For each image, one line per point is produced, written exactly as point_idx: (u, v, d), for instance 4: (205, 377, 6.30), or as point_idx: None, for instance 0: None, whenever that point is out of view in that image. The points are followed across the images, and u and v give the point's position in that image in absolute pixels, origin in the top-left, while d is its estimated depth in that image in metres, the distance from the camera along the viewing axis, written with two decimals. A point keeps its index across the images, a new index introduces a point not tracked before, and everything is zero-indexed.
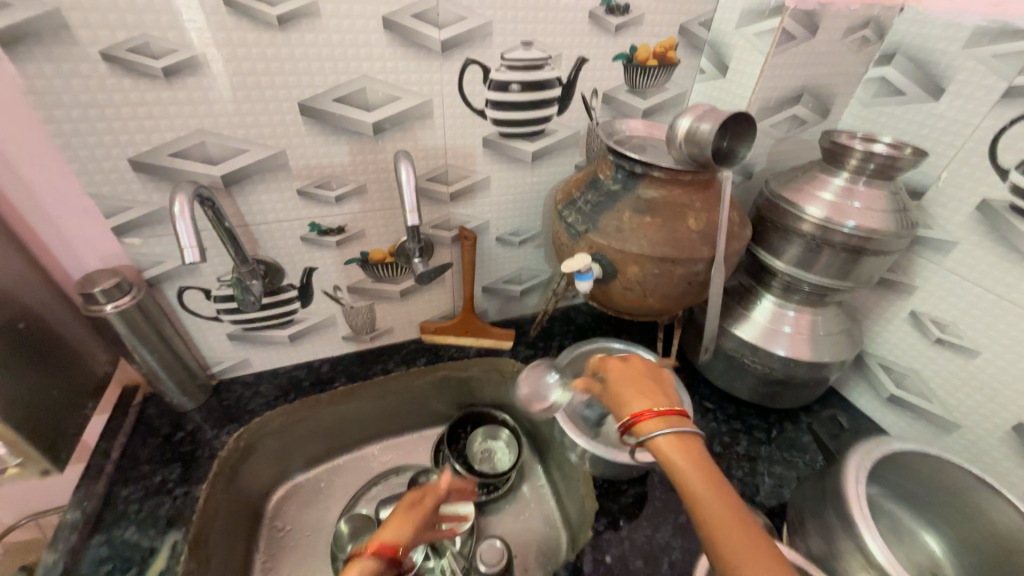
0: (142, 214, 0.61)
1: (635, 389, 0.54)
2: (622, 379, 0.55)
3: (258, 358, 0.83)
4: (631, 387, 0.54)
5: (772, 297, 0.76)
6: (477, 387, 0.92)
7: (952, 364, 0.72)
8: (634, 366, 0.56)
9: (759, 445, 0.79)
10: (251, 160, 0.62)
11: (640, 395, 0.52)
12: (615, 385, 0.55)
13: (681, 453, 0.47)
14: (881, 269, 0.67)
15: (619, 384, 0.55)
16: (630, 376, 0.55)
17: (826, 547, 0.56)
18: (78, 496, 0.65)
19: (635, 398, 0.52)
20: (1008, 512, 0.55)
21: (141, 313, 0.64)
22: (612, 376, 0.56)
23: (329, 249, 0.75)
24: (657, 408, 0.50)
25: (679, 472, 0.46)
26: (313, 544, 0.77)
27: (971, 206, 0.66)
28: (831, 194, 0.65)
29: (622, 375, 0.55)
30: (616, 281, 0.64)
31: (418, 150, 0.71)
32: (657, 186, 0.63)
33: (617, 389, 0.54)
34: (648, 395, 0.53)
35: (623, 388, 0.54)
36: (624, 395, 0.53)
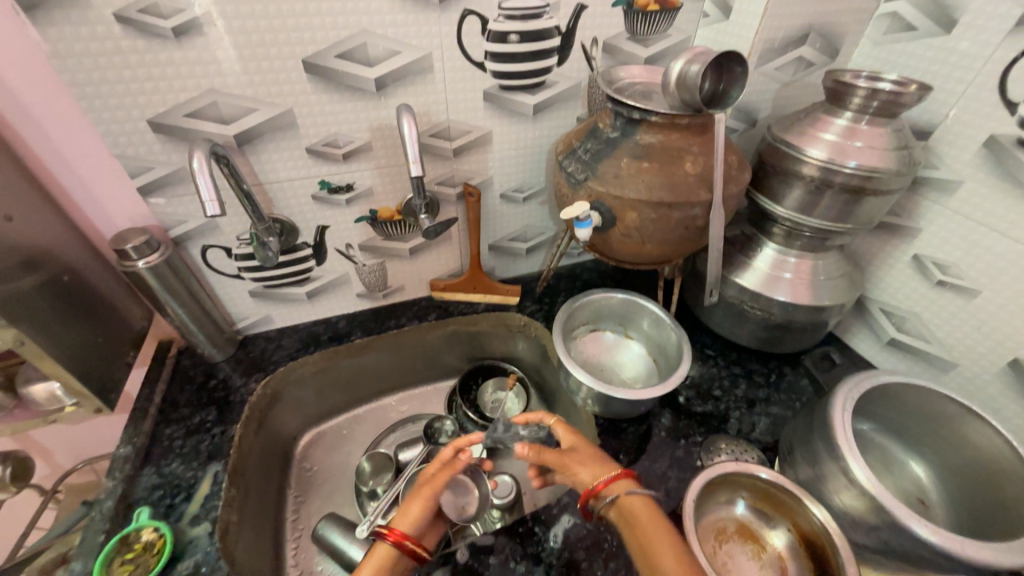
0: (163, 174, 0.65)
1: (581, 467, 0.61)
2: (576, 453, 0.62)
3: (279, 315, 0.89)
4: (585, 457, 0.61)
5: (774, 244, 0.77)
6: (486, 341, 0.97)
7: (953, 305, 0.72)
8: (563, 448, 0.63)
9: (757, 388, 0.81)
10: (261, 119, 0.65)
11: (595, 468, 0.60)
12: (571, 462, 0.61)
13: (642, 507, 0.56)
14: (882, 210, 0.67)
15: (576, 460, 0.61)
16: (585, 447, 0.62)
17: (813, 471, 0.59)
18: (127, 433, 0.72)
19: (592, 474, 0.60)
20: (991, 437, 0.58)
21: (169, 268, 0.69)
22: (567, 454, 0.62)
23: (339, 206, 0.78)
24: (602, 480, 0.58)
25: (645, 537, 0.54)
26: (340, 480, 0.85)
27: (979, 143, 0.65)
28: (833, 135, 0.65)
29: (573, 454, 0.62)
30: (615, 228, 0.66)
31: (420, 106, 0.72)
32: (655, 131, 0.63)
33: (575, 467, 0.61)
34: (598, 464, 0.60)
35: (581, 465, 0.60)
36: (583, 470, 0.60)
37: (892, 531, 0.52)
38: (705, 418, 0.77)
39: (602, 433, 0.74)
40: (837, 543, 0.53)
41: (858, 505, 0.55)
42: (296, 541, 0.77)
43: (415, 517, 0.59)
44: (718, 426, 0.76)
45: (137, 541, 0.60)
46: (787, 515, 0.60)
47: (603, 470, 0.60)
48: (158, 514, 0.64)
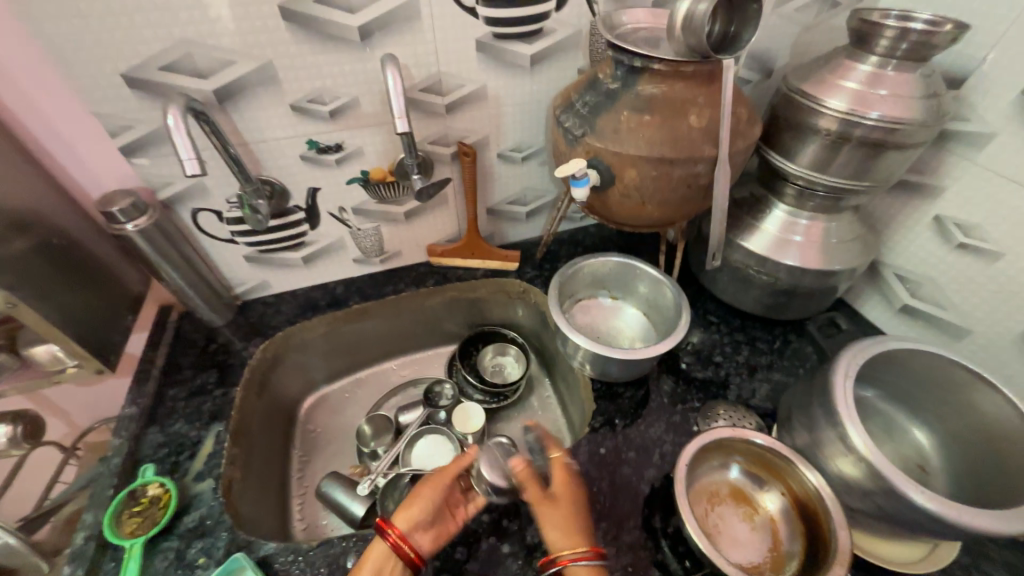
0: (145, 133, 0.63)
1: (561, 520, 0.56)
2: (560, 508, 0.57)
3: (277, 280, 0.88)
4: (565, 513, 0.56)
5: (784, 205, 0.73)
6: (485, 307, 0.96)
7: (972, 270, 0.68)
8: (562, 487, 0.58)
9: (760, 355, 0.80)
10: (240, 73, 0.62)
11: (566, 531, 0.55)
12: (548, 512, 0.56)
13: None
14: (902, 167, 0.63)
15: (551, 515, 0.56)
16: (568, 489, 0.58)
17: (809, 437, 0.58)
18: (132, 394, 0.74)
19: (556, 534, 0.55)
20: (1002, 406, 0.55)
21: (159, 231, 0.68)
22: (550, 504, 0.57)
23: (330, 168, 0.75)
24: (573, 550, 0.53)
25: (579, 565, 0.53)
26: (344, 441, 0.88)
27: (1018, 90, 0.59)
28: (855, 83, 0.59)
29: (559, 505, 0.57)
30: (613, 188, 0.63)
31: (409, 59, 0.68)
32: (657, 82, 0.58)
33: (549, 519, 0.56)
34: (576, 522, 0.56)
35: (548, 519, 0.56)
36: (553, 527, 0.55)
37: (886, 496, 0.51)
38: (705, 384, 0.76)
39: (598, 397, 0.74)
40: (830, 507, 0.53)
41: (853, 471, 0.54)
42: (301, 498, 0.80)
43: (414, 518, 0.56)
44: (717, 392, 0.75)
45: (144, 496, 0.63)
46: (780, 479, 0.60)
47: (572, 534, 0.55)
48: (163, 471, 0.66)
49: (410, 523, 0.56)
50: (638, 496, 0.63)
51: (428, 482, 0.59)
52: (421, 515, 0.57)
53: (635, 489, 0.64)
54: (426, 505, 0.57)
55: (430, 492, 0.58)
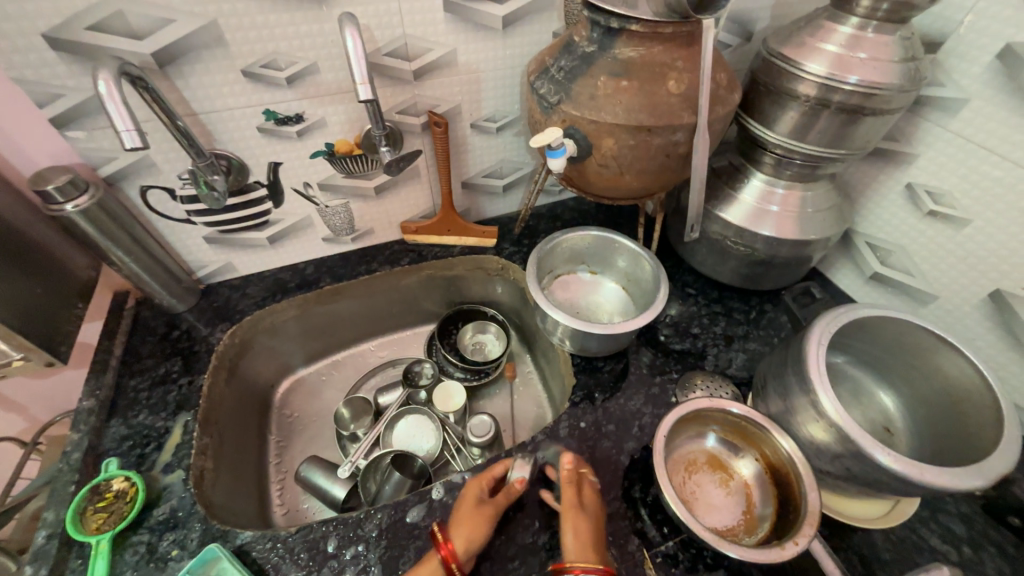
0: (76, 102, 0.57)
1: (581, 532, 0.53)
2: (586, 518, 0.54)
3: (242, 262, 0.84)
4: (588, 523, 0.54)
5: (762, 175, 0.72)
6: (464, 284, 0.94)
7: (940, 236, 0.70)
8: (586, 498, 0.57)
9: (737, 325, 0.81)
10: (180, 34, 0.56)
11: (586, 541, 0.52)
12: (575, 519, 0.54)
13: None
14: (878, 134, 0.62)
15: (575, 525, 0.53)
16: (594, 508, 0.56)
17: (783, 404, 0.60)
18: (90, 385, 0.70)
19: (574, 542, 0.52)
20: (964, 368, 0.57)
21: (104, 211, 0.63)
22: (578, 512, 0.54)
23: (291, 140, 0.70)
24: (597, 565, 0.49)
25: None
26: (322, 424, 0.86)
27: (992, 54, 0.59)
28: (835, 45, 0.58)
29: (585, 516, 0.54)
30: (591, 158, 0.61)
31: (370, 19, 0.63)
32: (635, 43, 0.56)
33: (573, 525, 0.53)
34: (598, 543, 0.53)
35: (573, 529, 0.53)
36: (579, 537, 0.52)
37: (855, 458, 0.53)
38: (683, 356, 0.76)
39: (578, 371, 0.74)
40: (802, 471, 0.55)
41: (824, 435, 0.55)
42: (280, 483, 0.78)
43: (469, 537, 0.53)
44: (695, 363, 0.75)
45: (108, 490, 0.60)
46: (755, 446, 0.62)
47: (592, 549, 0.51)
48: (128, 464, 0.63)
49: (470, 545, 0.53)
50: (618, 468, 0.64)
51: (472, 504, 0.56)
52: (478, 539, 0.54)
53: (615, 461, 0.65)
54: (482, 530, 0.54)
55: (484, 514, 0.56)
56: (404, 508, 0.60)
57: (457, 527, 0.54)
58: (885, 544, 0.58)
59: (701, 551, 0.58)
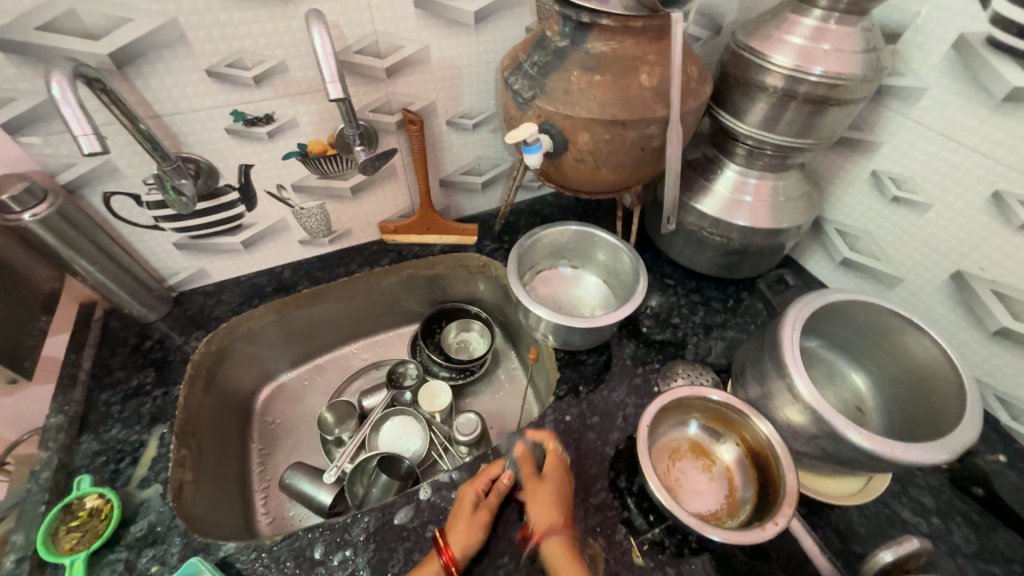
0: (29, 106, 0.54)
1: (541, 501, 0.57)
2: (548, 485, 0.58)
3: (216, 268, 0.82)
4: (552, 493, 0.57)
5: (735, 166, 0.73)
6: (446, 283, 0.93)
7: (905, 221, 0.72)
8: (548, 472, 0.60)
9: (715, 314, 0.82)
10: (139, 33, 0.54)
11: (550, 507, 0.56)
12: (536, 489, 0.58)
13: (563, 559, 0.53)
14: (844, 123, 0.64)
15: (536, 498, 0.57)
16: (558, 478, 0.59)
17: (761, 389, 0.61)
18: (58, 401, 0.67)
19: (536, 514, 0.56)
20: (929, 347, 0.60)
21: (65, 220, 0.60)
22: (538, 483, 0.58)
23: (261, 141, 0.69)
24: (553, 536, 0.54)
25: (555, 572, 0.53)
26: (306, 430, 0.84)
27: (947, 44, 0.61)
28: (800, 37, 0.59)
29: (547, 486, 0.58)
30: (567, 153, 0.61)
31: (338, 16, 0.62)
32: (607, 38, 0.56)
33: (537, 497, 0.57)
34: (561, 507, 0.57)
35: (537, 501, 0.57)
36: (540, 505, 0.56)
37: (829, 438, 0.55)
38: (664, 345, 0.78)
39: (562, 366, 0.74)
40: (779, 453, 0.57)
41: (800, 417, 0.57)
42: (264, 491, 0.77)
43: (466, 542, 0.54)
44: (676, 352, 0.77)
45: (82, 508, 0.58)
46: (735, 431, 0.63)
47: (553, 511, 0.56)
48: (102, 480, 0.61)
49: (468, 548, 0.54)
50: (604, 459, 0.65)
51: (468, 511, 0.56)
52: (474, 544, 0.55)
53: (600, 453, 0.65)
54: (478, 535, 0.55)
55: (479, 520, 0.56)
56: (391, 510, 0.60)
57: (452, 535, 0.54)
58: (860, 519, 0.60)
59: (686, 536, 0.59)
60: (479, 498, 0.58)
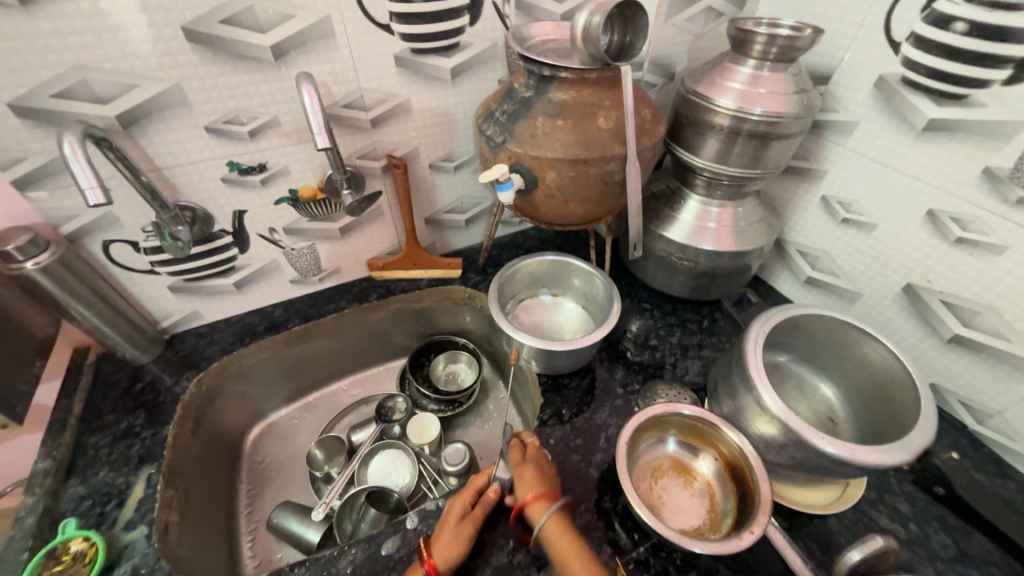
0: (39, 164, 0.59)
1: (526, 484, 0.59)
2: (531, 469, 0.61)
3: (208, 309, 0.84)
4: (537, 472, 0.61)
5: (697, 196, 0.79)
6: (433, 316, 0.97)
7: (856, 240, 0.78)
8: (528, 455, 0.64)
9: (691, 335, 0.86)
10: (144, 97, 0.60)
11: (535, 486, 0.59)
12: (520, 474, 0.61)
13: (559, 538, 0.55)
14: (788, 154, 0.71)
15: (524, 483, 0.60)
16: (541, 458, 0.64)
17: (733, 403, 0.64)
18: (47, 446, 0.68)
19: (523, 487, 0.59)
20: (886, 355, 0.64)
21: (65, 267, 0.64)
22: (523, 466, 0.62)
23: (255, 188, 0.74)
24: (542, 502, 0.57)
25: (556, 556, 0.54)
26: (294, 468, 0.85)
27: (870, 83, 0.69)
28: (739, 83, 0.67)
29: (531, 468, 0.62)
30: (538, 190, 0.66)
31: (327, 76, 0.69)
32: (567, 87, 0.63)
33: (522, 478, 0.60)
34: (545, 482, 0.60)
35: (523, 479, 0.60)
36: (525, 489, 0.59)
37: (798, 447, 0.57)
38: (643, 367, 0.81)
39: (546, 391, 0.77)
40: (752, 464, 0.59)
41: (769, 428, 0.59)
42: (251, 533, 0.76)
43: (448, 552, 0.55)
44: (655, 373, 0.80)
45: (65, 553, 0.57)
46: (712, 445, 0.65)
47: (535, 484, 0.59)
48: (88, 524, 0.61)
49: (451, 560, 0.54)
50: (588, 480, 0.66)
51: (454, 521, 0.58)
52: (456, 554, 0.55)
53: (585, 474, 0.67)
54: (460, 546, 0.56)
55: (463, 530, 0.57)
56: (378, 541, 0.60)
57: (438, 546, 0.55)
58: (839, 528, 0.61)
59: (671, 553, 0.60)
60: (466, 508, 0.60)
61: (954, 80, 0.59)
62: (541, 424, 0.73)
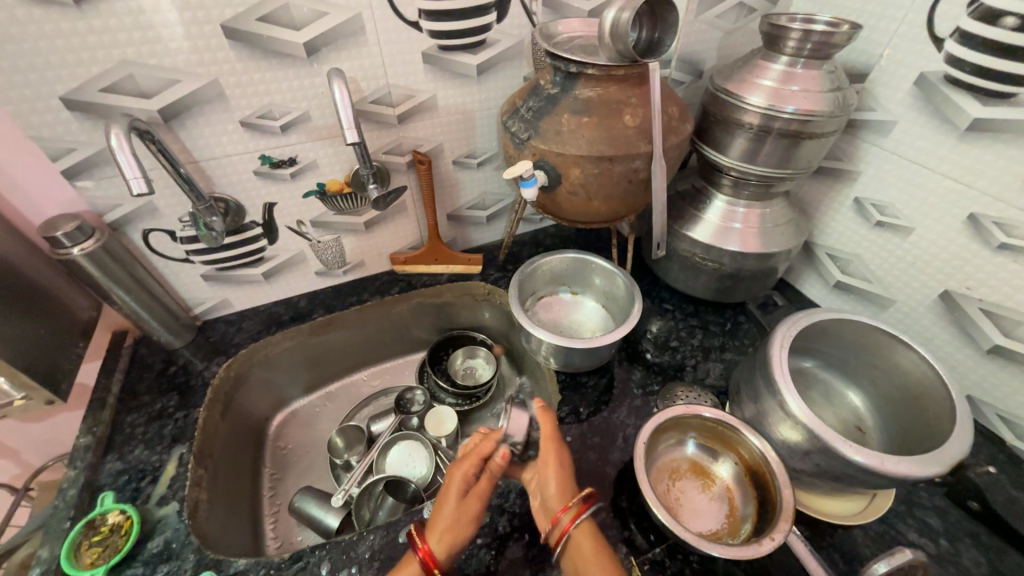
0: (87, 155, 0.62)
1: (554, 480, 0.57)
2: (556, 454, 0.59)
3: (238, 298, 0.87)
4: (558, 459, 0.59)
5: (723, 196, 0.78)
6: (453, 311, 0.98)
7: (890, 244, 0.75)
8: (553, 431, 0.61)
9: (713, 337, 0.85)
10: (185, 92, 0.62)
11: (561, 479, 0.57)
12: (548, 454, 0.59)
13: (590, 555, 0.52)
14: (820, 154, 0.69)
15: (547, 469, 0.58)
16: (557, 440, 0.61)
17: (755, 408, 0.63)
18: (87, 423, 0.71)
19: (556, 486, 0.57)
20: (918, 364, 0.61)
21: (108, 254, 0.67)
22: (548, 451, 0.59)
23: (285, 181, 0.76)
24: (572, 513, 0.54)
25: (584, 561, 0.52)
26: (315, 455, 0.87)
27: (910, 82, 0.66)
28: (771, 80, 0.65)
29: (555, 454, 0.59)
30: (561, 187, 0.66)
31: (357, 72, 0.70)
32: (593, 85, 0.63)
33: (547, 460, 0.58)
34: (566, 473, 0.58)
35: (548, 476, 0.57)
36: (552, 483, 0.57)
37: (823, 454, 0.56)
38: (663, 368, 0.80)
39: (563, 388, 0.77)
40: (774, 469, 0.57)
41: (794, 434, 0.58)
42: (274, 516, 0.79)
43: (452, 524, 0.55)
44: (675, 374, 0.79)
45: (104, 524, 0.61)
46: (732, 449, 0.64)
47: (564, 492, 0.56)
48: (124, 498, 0.64)
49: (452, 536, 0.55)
50: (605, 479, 0.66)
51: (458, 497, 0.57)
52: (461, 524, 0.55)
53: (601, 473, 0.67)
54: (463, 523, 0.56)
55: (469, 505, 0.56)
56: (396, 528, 0.62)
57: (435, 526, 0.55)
58: (865, 540, 0.60)
59: (688, 556, 0.59)
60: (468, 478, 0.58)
61: (1002, 77, 0.56)
62: (558, 422, 0.73)
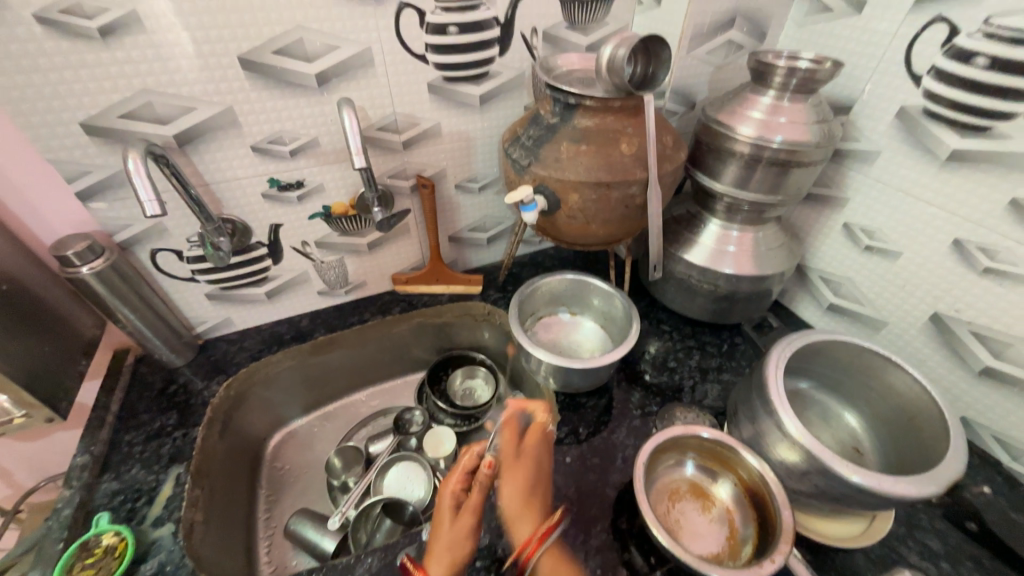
0: (102, 177, 0.65)
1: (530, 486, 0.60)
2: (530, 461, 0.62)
3: (240, 317, 0.88)
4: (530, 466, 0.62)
5: (717, 220, 0.81)
6: (452, 331, 0.98)
7: (879, 268, 0.78)
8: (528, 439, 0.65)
9: (710, 358, 0.86)
10: (200, 119, 0.65)
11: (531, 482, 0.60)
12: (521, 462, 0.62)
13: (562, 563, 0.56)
14: (809, 181, 0.72)
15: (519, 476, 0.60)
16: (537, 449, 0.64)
17: (753, 428, 0.63)
18: (85, 442, 0.71)
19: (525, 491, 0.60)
20: (912, 385, 0.63)
21: (117, 273, 0.68)
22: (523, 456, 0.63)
23: (291, 204, 0.78)
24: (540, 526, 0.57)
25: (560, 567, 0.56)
26: (312, 476, 0.86)
27: (892, 114, 0.70)
28: (759, 112, 0.68)
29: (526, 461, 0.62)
30: (561, 211, 0.69)
31: (365, 101, 0.73)
32: (590, 115, 0.66)
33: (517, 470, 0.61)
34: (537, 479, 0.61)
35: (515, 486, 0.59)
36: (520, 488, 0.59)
37: (821, 474, 0.56)
38: (662, 389, 0.80)
39: (562, 409, 0.77)
40: (774, 491, 0.58)
41: (792, 455, 0.58)
42: (268, 538, 0.77)
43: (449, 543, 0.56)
44: (674, 396, 0.79)
45: (97, 546, 0.60)
46: (731, 470, 0.64)
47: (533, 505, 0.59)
48: (119, 518, 0.64)
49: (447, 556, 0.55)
50: (605, 501, 0.66)
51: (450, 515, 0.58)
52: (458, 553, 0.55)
53: (601, 494, 0.66)
54: (461, 545, 0.56)
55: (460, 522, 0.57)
56: (395, 551, 0.61)
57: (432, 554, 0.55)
58: (865, 563, 0.59)
59: None
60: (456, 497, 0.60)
61: (977, 112, 0.60)
62: (558, 443, 0.73)
